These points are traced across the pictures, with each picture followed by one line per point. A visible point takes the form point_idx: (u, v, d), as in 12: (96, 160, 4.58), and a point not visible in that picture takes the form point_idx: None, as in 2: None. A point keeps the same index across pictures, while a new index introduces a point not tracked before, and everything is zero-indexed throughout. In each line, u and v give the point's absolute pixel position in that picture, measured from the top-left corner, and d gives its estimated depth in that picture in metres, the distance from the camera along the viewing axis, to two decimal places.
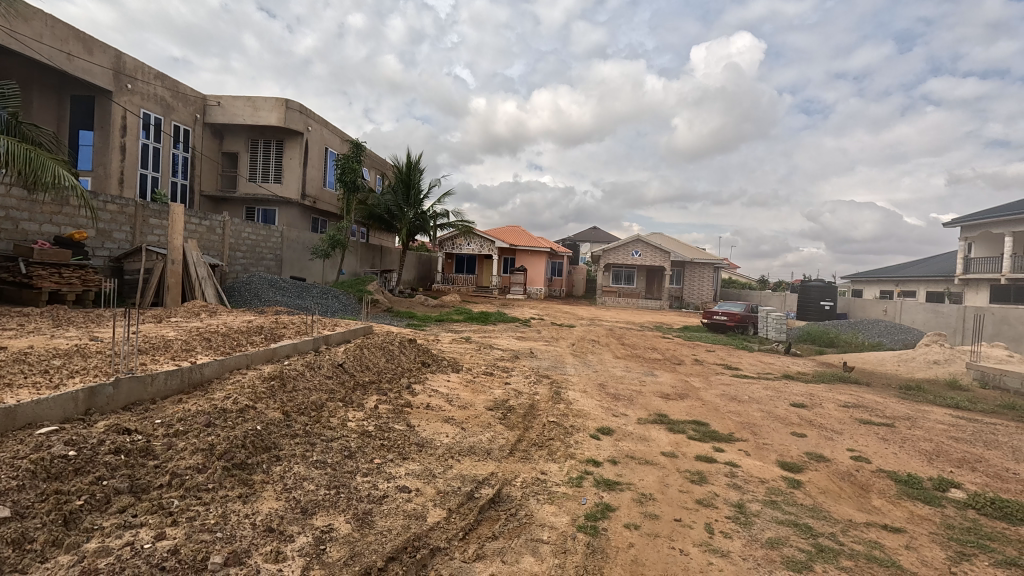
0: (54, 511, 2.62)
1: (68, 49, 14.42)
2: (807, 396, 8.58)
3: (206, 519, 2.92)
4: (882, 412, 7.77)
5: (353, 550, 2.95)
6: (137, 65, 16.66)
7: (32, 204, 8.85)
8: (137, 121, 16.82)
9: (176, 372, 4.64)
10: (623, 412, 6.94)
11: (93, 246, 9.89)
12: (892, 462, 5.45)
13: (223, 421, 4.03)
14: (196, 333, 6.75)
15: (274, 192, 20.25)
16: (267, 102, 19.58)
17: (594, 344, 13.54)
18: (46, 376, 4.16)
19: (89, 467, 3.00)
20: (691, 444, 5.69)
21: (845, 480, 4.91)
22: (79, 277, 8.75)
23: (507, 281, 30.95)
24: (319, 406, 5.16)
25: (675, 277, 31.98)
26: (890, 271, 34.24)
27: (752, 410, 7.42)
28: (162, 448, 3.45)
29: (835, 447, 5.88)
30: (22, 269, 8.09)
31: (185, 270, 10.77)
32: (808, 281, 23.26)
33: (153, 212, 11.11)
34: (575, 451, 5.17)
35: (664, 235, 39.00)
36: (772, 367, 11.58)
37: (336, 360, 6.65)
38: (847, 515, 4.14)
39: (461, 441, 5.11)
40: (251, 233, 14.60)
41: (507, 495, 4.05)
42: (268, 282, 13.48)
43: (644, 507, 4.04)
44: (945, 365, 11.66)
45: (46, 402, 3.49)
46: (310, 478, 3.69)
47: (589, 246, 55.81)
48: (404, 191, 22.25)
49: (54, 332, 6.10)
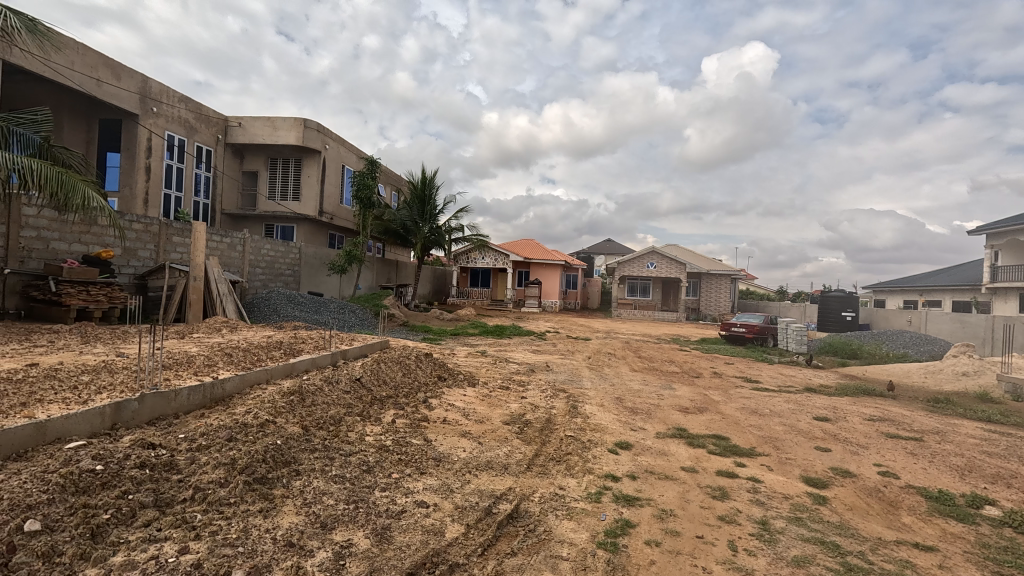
0: (82, 524, 2.68)
1: (98, 74, 14.97)
2: (830, 409, 8.40)
3: (228, 534, 2.95)
4: (910, 425, 7.56)
5: (372, 565, 2.95)
6: (163, 89, 17.22)
7: (63, 225, 9.13)
8: (162, 142, 17.33)
9: (199, 387, 4.73)
10: (641, 426, 6.84)
11: (119, 264, 10.17)
12: (921, 477, 5.28)
13: (244, 435, 4.08)
14: (217, 348, 6.89)
15: (292, 209, 20.72)
16: (286, 122, 20.09)
17: (610, 356, 13.45)
18: (75, 391, 4.28)
19: (116, 481, 3.07)
20: (712, 459, 5.59)
21: (873, 497, 4.76)
22: (106, 294, 9.02)
23: (522, 294, 31.02)
24: (337, 420, 5.21)
25: (691, 289, 31.74)
26: (914, 280, 33.56)
27: (774, 423, 7.29)
28: (186, 462, 3.51)
29: (860, 462, 5.73)
30: (53, 287, 8.35)
31: (207, 286, 11.03)
32: (828, 291, 22.92)
33: (176, 230, 11.43)
34: (593, 466, 5.12)
35: (678, 246, 38.83)
36: (793, 380, 11.36)
37: (354, 374, 6.69)
38: (876, 532, 4.02)
39: (478, 456, 5.10)
40: (270, 250, 14.90)
41: (526, 510, 4.02)
42: (286, 296, 13.71)
43: (665, 523, 3.97)
44: (974, 377, 11.29)
45: (75, 417, 3.59)
46: (329, 493, 3.71)
47: (603, 259, 55.93)
48: (419, 206, 22.51)
49: (83, 348, 6.29)
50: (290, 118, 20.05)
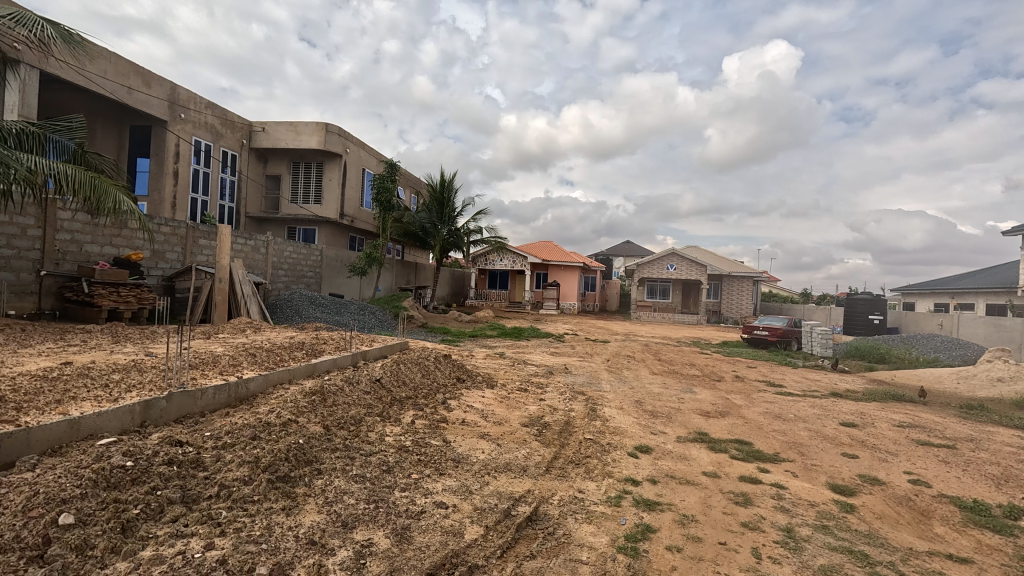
0: (113, 518, 2.75)
1: (129, 83, 15.45)
2: (857, 415, 8.18)
3: (252, 531, 3.00)
4: (942, 432, 7.32)
5: (392, 565, 2.97)
6: (190, 95, 17.69)
7: (95, 228, 9.42)
8: (189, 147, 17.79)
9: (224, 387, 4.83)
10: (661, 430, 6.75)
11: (148, 266, 10.46)
12: (955, 486, 5.10)
13: (268, 434, 4.15)
14: (241, 349, 7.02)
15: (314, 212, 21.06)
16: (308, 127, 20.44)
17: (629, 359, 13.32)
18: (106, 389, 4.40)
19: (144, 477, 3.14)
20: (735, 464, 5.49)
21: (904, 505, 4.61)
22: (135, 295, 9.29)
23: (540, 296, 30.96)
24: (357, 420, 5.26)
25: (712, 291, 31.28)
26: (945, 282, 32.52)
27: (799, 429, 7.13)
28: (212, 460, 3.58)
29: (890, 470, 5.56)
30: (85, 288, 8.62)
31: (232, 288, 11.28)
32: (855, 294, 22.35)
33: (203, 233, 11.71)
34: (613, 470, 5.07)
35: (699, 247, 38.33)
36: (818, 385, 11.09)
37: (374, 375, 6.75)
38: (907, 542, 3.90)
39: (497, 458, 5.09)
40: (293, 253, 15.16)
41: (545, 513, 4.00)
42: (308, 298, 13.93)
43: (686, 528, 3.91)
44: (1010, 383, 10.88)
45: (106, 414, 3.69)
46: (350, 492, 3.75)
47: (622, 261, 55.49)
48: (438, 209, 22.66)
49: (114, 348, 6.48)
50: (312, 122, 20.39)
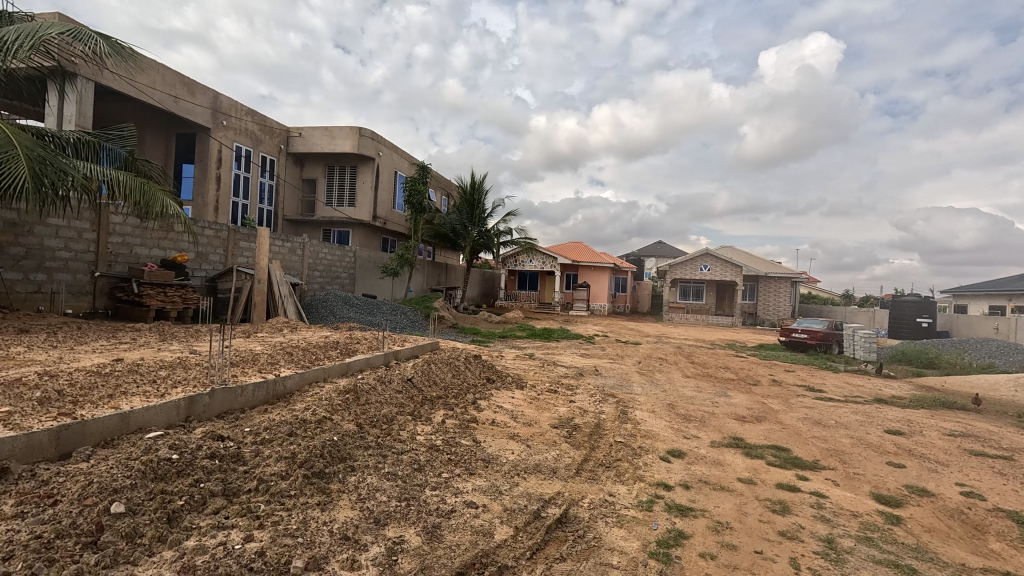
0: (160, 509, 2.88)
1: (175, 92, 16.16)
2: (904, 422, 7.81)
3: (289, 525, 3.09)
4: (997, 442, 6.91)
5: (423, 563, 3.00)
6: (231, 103, 18.37)
7: (145, 231, 9.89)
8: (231, 153, 18.48)
9: (263, 384, 5.00)
10: (694, 434, 6.61)
11: (192, 267, 10.93)
12: (1012, 500, 4.81)
13: (303, 431, 4.26)
14: (279, 347, 7.25)
15: (348, 214, 21.55)
16: (342, 131, 20.93)
17: (661, 362, 13.09)
18: (154, 385, 4.62)
19: (189, 469, 3.29)
20: (772, 471, 5.33)
21: (955, 519, 4.37)
22: (180, 295, 9.71)
23: (569, 297, 30.79)
24: (390, 419, 5.35)
25: (748, 292, 30.45)
26: (1001, 283, 30.72)
27: (840, 435, 6.86)
28: (251, 455, 3.71)
29: (940, 481, 5.28)
30: (135, 289, 9.08)
31: (270, 289, 11.66)
32: (901, 295, 21.37)
33: (243, 236, 12.15)
34: (644, 473, 4.99)
35: (733, 248, 37.38)
36: (861, 390, 10.64)
37: (406, 375, 6.85)
38: (959, 558, 3.69)
39: (526, 459, 5.09)
40: (328, 254, 15.54)
41: (575, 516, 3.97)
42: (342, 298, 14.27)
43: (720, 536, 3.81)
44: None
45: (153, 409, 3.87)
46: (382, 489, 3.82)
47: (653, 262, 54.62)
48: (468, 210, 22.83)
49: (161, 345, 6.79)
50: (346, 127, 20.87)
